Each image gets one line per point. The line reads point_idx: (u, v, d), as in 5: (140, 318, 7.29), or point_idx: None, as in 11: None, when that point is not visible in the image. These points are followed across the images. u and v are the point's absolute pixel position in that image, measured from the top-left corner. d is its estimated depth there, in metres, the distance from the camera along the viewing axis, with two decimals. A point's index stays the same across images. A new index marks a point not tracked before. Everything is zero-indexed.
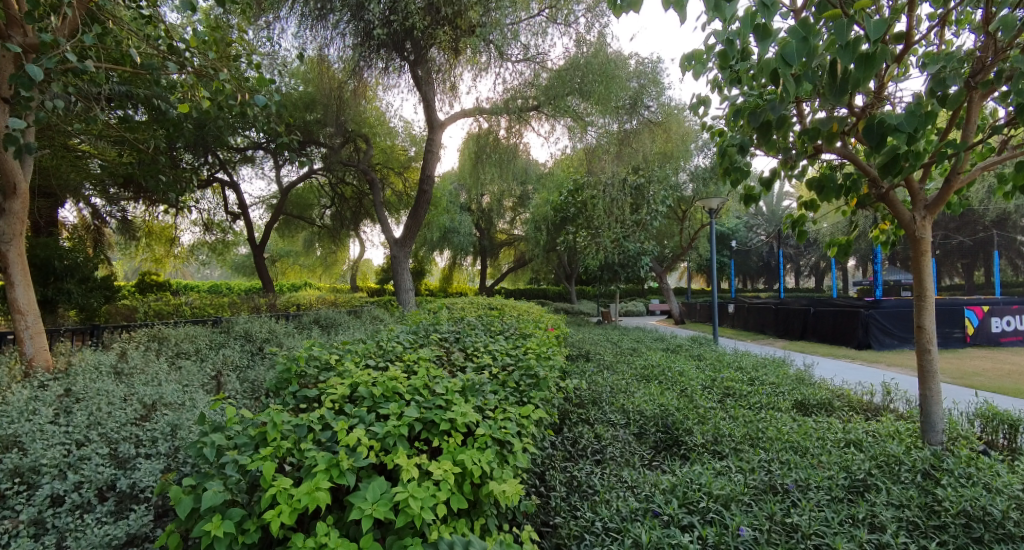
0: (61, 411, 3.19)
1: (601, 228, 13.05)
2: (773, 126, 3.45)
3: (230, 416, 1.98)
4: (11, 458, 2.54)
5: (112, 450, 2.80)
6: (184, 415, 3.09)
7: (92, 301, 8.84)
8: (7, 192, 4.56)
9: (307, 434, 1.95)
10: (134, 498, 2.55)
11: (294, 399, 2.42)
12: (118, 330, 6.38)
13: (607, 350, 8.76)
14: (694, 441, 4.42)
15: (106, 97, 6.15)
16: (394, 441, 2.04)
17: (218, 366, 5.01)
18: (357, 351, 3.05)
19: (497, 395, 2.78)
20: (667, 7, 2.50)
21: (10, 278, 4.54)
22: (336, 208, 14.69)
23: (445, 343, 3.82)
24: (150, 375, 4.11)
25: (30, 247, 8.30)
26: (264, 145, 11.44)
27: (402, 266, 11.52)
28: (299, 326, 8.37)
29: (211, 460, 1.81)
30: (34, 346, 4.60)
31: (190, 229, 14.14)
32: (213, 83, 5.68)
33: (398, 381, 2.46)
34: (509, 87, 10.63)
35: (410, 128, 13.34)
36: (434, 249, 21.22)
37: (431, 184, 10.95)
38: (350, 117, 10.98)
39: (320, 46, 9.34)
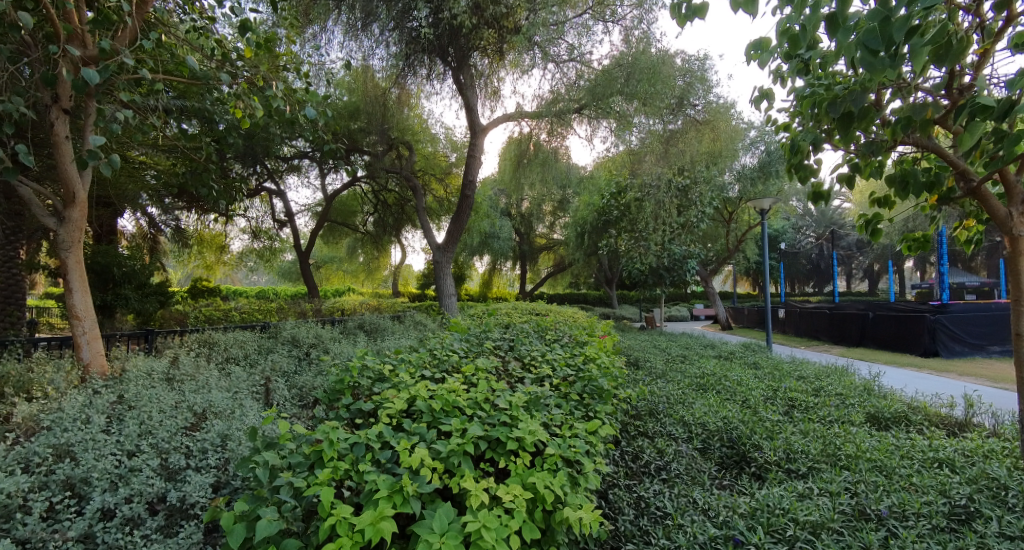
0: (113, 419, 3.15)
1: (645, 231, 12.64)
2: (853, 118, 3.01)
3: (283, 433, 1.84)
4: (64, 468, 2.49)
5: (162, 462, 2.72)
6: (235, 426, 3.00)
7: (148, 306, 9.09)
8: (67, 200, 4.65)
9: (364, 453, 1.79)
10: (184, 513, 2.45)
11: (348, 413, 2.26)
12: (171, 335, 6.45)
13: (658, 358, 8.40)
14: (765, 458, 4.08)
15: (163, 111, 6.29)
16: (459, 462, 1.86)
17: (267, 372, 4.97)
18: (412, 361, 2.88)
19: (562, 410, 2.58)
20: (734, 8, 2.32)
21: (68, 284, 4.59)
22: (379, 215, 14.78)
23: (500, 353, 3.60)
24: (200, 382, 4.07)
25: (92, 255, 8.60)
26: (310, 154, 11.67)
27: (444, 271, 11.41)
28: (345, 331, 8.37)
29: (263, 482, 1.66)
30: (90, 352, 4.64)
31: (239, 236, 14.52)
32: (266, 91, 5.60)
33: (459, 395, 2.29)
34: (553, 91, 10.42)
35: (451, 134, 13.28)
36: (474, 254, 21.19)
37: (474, 190, 10.84)
38: (394, 124, 10.99)
39: (363, 56, 9.31)
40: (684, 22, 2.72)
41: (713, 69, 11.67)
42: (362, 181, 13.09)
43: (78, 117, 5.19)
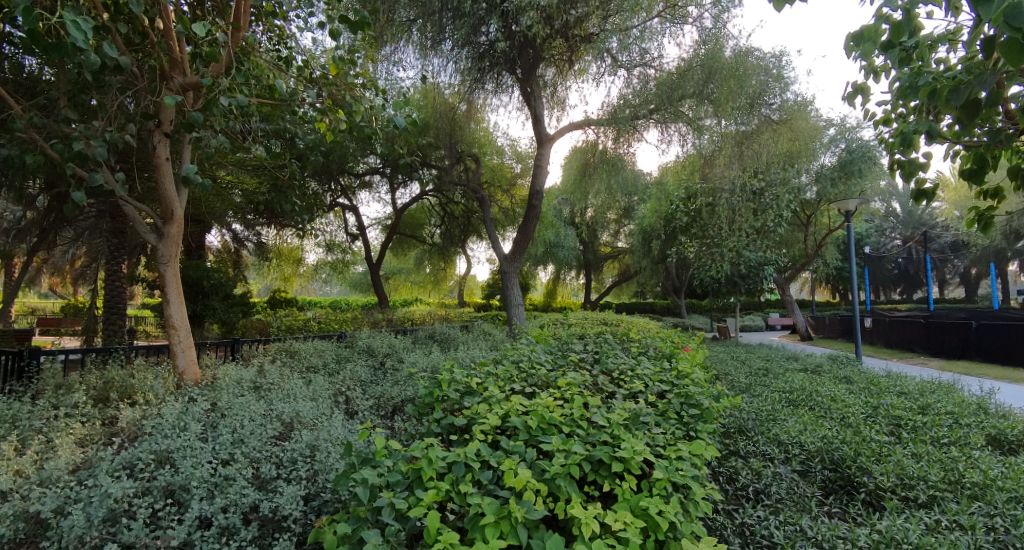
0: (208, 426, 3.25)
1: (719, 238, 12.10)
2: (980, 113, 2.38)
3: (379, 450, 2.17)
4: (165, 475, 2.56)
5: (254, 471, 2.77)
6: (323, 437, 3.04)
7: (233, 315, 9.58)
8: (166, 217, 4.94)
9: (466, 472, 2.08)
10: (277, 524, 2.48)
11: (440, 427, 2.63)
12: (256, 344, 6.72)
13: (739, 371, 7.90)
14: (876, 483, 3.65)
15: (250, 134, 6.65)
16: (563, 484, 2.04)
17: (346, 380, 5.05)
18: (500, 374, 3.26)
19: (662, 428, 2.69)
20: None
21: (166, 295, 4.85)
22: (445, 227, 14.99)
23: (585, 364, 3.89)
24: (287, 391, 4.17)
25: (185, 269, 9.19)
26: (381, 170, 12.04)
27: (511, 281, 11.33)
28: (417, 341, 8.45)
29: (367, 501, 1.94)
30: (185, 360, 4.86)
31: (314, 250, 15.16)
32: (347, 108, 5.70)
33: (554, 411, 2.56)
34: (620, 97, 10.08)
35: (516, 145, 13.29)
36: (539, 264, 21.08)
37: (541, 199, 10.73)
38: (462, 138, 11.22)
39: (432, 74, 9.45)
40: (781, 6, 2.40)
41: (791, 65, 10.99)
42: (430, 194, 13.36)
43: (177, 141, 5.54)
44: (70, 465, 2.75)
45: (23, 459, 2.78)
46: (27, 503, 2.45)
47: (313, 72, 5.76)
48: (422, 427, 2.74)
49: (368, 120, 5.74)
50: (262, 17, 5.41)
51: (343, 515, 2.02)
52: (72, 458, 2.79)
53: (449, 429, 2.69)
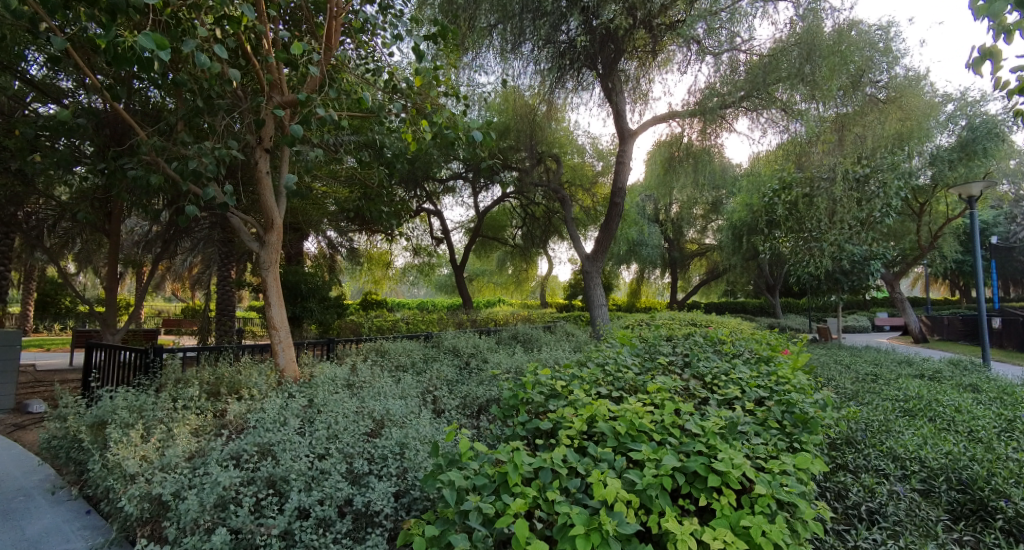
0: (306, 421, 3.44)
1: (817, 230, 10.76)
2: None
3: (464, 452, 2.21)
4: (267, 467, 2.73)
5: (348, 466, 2.88)
6: (412, 434, 3.11)
7: (328, 316, 10.16)
8: (268, 226, 5.31)
9: (553, 479, 2.12)
10: (369, 519, 2.56)
11: (525, 430, 2.63)
12: (349, 344, 7.07)
13: (845, 375, 7.24)
14: (1017, 509, 3.15)
15: (342, 146, 7.02)
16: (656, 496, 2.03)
17: (433, 379, 5.18)
18: (585, 377, 3.21)
19: (764, 439, 2.53)
20: None
21: (268, 298, 5.22)
22: (527, 228, 15.06)
23: (674, 368, 3.75)
24: (377, 389, 4.34)
25: (286, 273, 9.89)
26: (464, 174, 12.32)
27: (594, 281, 11.13)
28: (501, 341, 8.54)
29: (454, 504, 1.99)
30: (286, 358, 5.19)
31: (402, 253, 15.79)
32: (430, 116, 5.83)
33: (644, 417, 2.49)
34: (706, 86, 9.59)
35: (596, 142, 13.06)
36: (621, 263, 20.60)
37: (623, 197, 10.46)
38: (542, 138, 11.19)
39: (512, 76, 9.50)
40: None
41: (901, 37, 9.97)
42: (510, 196, 13.47)
43: (277, 156, 5.96)
44: (186, 453, 3.01)
45: (148, 446, 3.09)
46: (151, 486, 2.71)
47: (400, 84, 5.94)
48: (508, 429, 2.76)
49: (450, 126, 5.85)
50: (351, 34, 5.66)
51: (431, 516, 2.07)
52: (188, 446, 3.06)
53: (535, 433, 2.69)
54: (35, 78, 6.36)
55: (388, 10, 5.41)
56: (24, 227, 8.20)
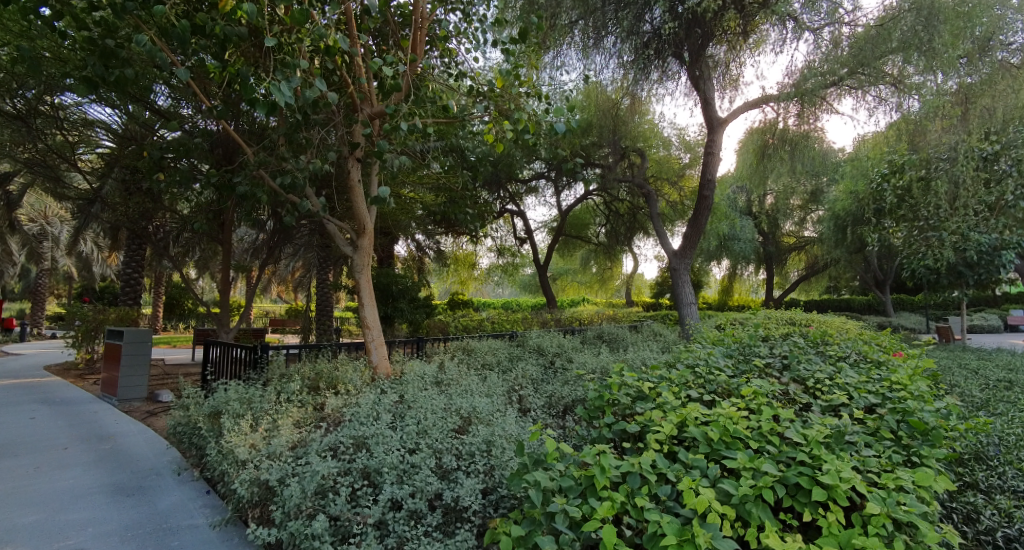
0: (397, 416, 3.58)
1: (934, 218, 9.16)
2: None
3: (550, 453, 2.19)
4: (362, 459, 2.87)
5: (437, 461, 2.96)
6: (498, 432, 3.14)
7: (418, 316, 10.57)
8: (360, 231, 5.60)
9: (640, 485, 2.06)
10: (458, 514, 2.62)
11: (611, 432, 2.57)
12: (437, 342, 7.29)
13: (981, 382, 6.39)
14: None
15: (428, 152, 7.26)
16: (752, 508, 1.92)
17: (518, 378, 5.20)
18: (674, 379, 3.08)
19: (876, 451, 2.31)
20: None
21: (361, 299, 5.49)
22: (611, 226, 14.78)
23: (772, 371, 3.51)
24: (464, 387, 4.43)
25: (378, 275, 10.40)
26: (547, 174, 12.33)
27: (683, 279, 10.69)
28: (585, 341, 8.44)
29: (540, 504, 1.98)
30: (378, 355, 5.43)
31: (487, 254, 16.08)
32: (511, 117, 5.85)
33: (739, 423, 2.37)
34: (804, 66, 8.89)
35: (684, 134, 12.54)
36: (712, 259, 19.65)
37: (712, 189, 9.96)
38: (625, 132, 10.76)
39: (594, 72, 9.34)
40: None
41: None
42: (594, 194, 13.30)
43: (367, 164, 6.27)
44: (290, 443, 3.24)
45: (256, 435, 3.36)
46: (260, 472, 2.93)
47: (483, 88, 5.98)
48: (594, 431, 2.72)
49: (531, 126, 5.85)
50: (435, 43, 5.81)
51: (517, 515, 2.07)
52: (292, 437, 3.29)
53: (622, 436, 2.63)
54: (162, 107, 7.14)
55: (470, 16, 5.50)
56: (156, 239, 9.24)
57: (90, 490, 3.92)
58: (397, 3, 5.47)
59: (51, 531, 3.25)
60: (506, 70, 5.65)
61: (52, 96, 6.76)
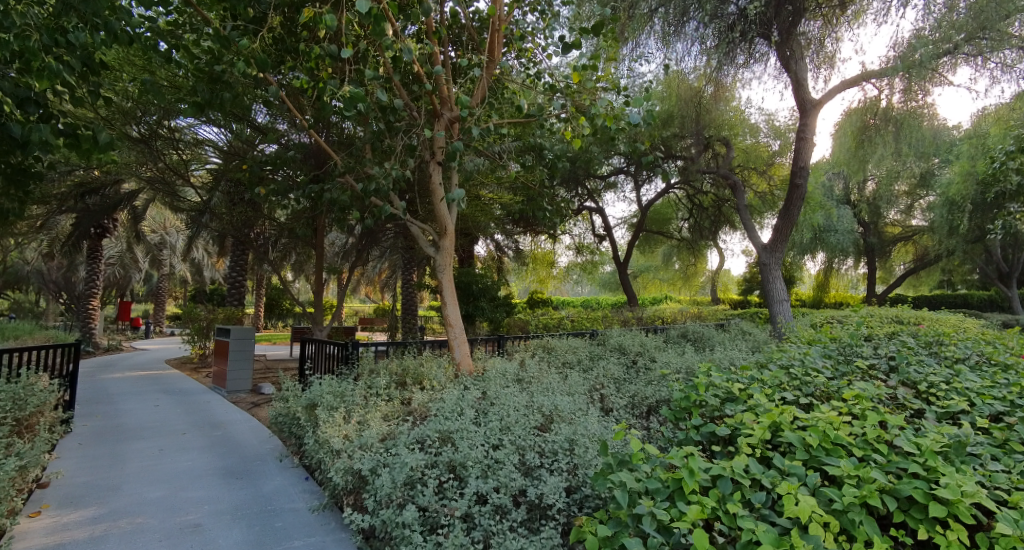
0: (480, 412, 3.66)
1: None
2: None
3: (635, 454, 2.16)
4: (448, 453, 2.95)
5: (520, 457, 2.99)
6: (580, 430, 3.12)
7: (498, 314, 10.73)
8: (441, 232, 5.76)
9: (733, 491, 1.98)
10: (543, 511, 2.63)
11: (699, 434, 2.49)
12: (517, 340, 7.36)
13: None
14: None
15: (505, 152, 7.32)
16: (858, 522, 1.79)
17: (600, 377, 5.13)
18: (766, 381, 2.92)
19: (1006, 465, 2.06)
20: None
21: (443, 297, 5.64)
22: (694, 220, 14.22)
23: (878, 373, 3.24)
24: (545, 384, 4.45)
25: (459, 275, 10.66)
26: (625, 168, 12.09)
27: (773, 274, 10.07)
28: (669, 340, 8.16)
29: (625, 505, 1.95)
30: (461, 352, 5.54)
31: (565, 252, 16.00)
32: (589, 112, 5.79)
33: (841, 429, 2.21)
34: (913, 36, 8.00)
35: (773, 119, 11.83)
36: (805, 253, 18.38)
37: (806, 177, 9.30)
38: (709, 122, 10.29)
39: (675, 61, 9.01)
40: None
41: None
42: (675, 187, 12.86)
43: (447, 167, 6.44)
44: (380, 435, 3.40)
45: (350, 427, 3.55)
46: (353, 461, 3.10)
47: (559, 85, 5.92)
48: (680, 433, 2.65)
49: (610, 120, 5.74)
50: (510, 44, 5.84)
51: (603, 515, 2.05)
52: (382, 429, 3.45)
53: (710, 438, 2.54)
54: (261, 123, 7.72)
55: (547, 13, 5.50)
56: (257, 244, 10.01)
57: (205, 471, 4.34)
58: (474, 7, 5.56)
59: (174, 507, 3.62)
60: (582, 65, 5.56)
61: (170, 120, 7.51)
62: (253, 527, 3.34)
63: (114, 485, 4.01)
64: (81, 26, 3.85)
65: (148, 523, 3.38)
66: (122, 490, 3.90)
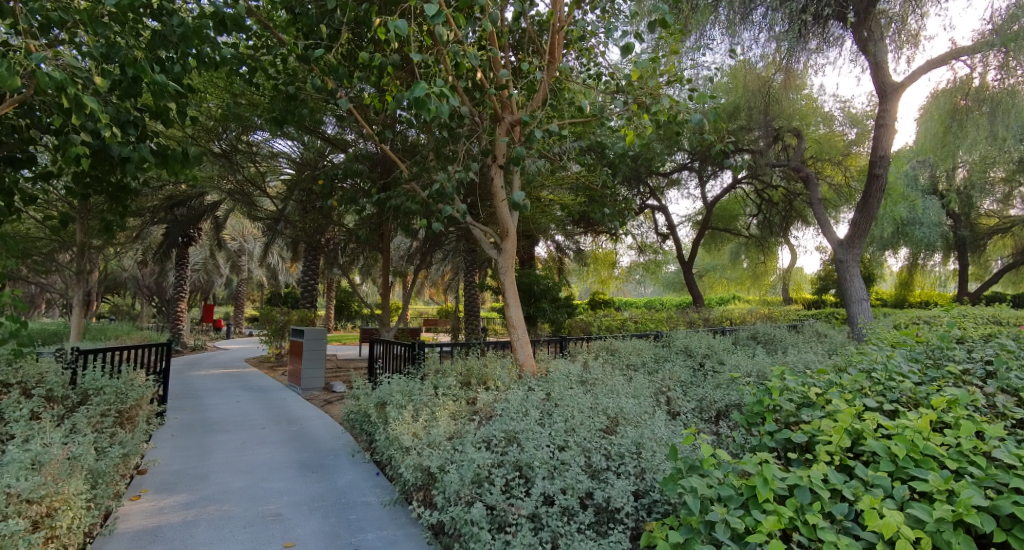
0: (544, 413, 3.68)
1: None
2: None
3: (706, 459, 2.10)
4: (514, 453, 2.98)
5: (586, 459, 2.98)
6: (647, 434, 3.08)
7: (559, 315, 10.73)
8: (503, 234, 5.82)
9: (811, 501, 1.90)
10: (610, 514, 2.62)
11: (773, 440, 2.40)
12: (580, 342, 7.34)
13: None
14: None
15: (566, 153, 7.31)
16: (953, 540, 1.67)
17: (666, 379, 5.02)
18: (845, 385, 2.77)
19: None
20: None
21: (506, 299, 5.71)
22: (763, 216, 13.63)
23: (973, 380, 3.01)
24: (610, 386, 4.40)
25: (520, 276, 10.73)
26: (689, 165, 11.78)
27: (851, 272, 9.48)
28: (738, 342, 7.88)
29: (696, 512, 1.91)
30: (524, 353, 5.58)
31: (627, 252, 15.74)
32: (652, 109, 5.67)
33: (931, 439, 2.07)
34: (1011, 8, 7.32)
35: (849, 107, 11.20)
36: (886, 249, 17.21)
37: (887, 167, 8.72)
38: (779, 112, 9.87)
39: (742, 50, 8.71)
40: None
41: None
42: (742, 182, 12.38)
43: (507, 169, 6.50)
44: (447, 433, 3.49)
45: (418, 425, 3.67)
46: (422, 458, 3.20)
47: (620, 82, 5.83)
48: (753, 439, 2.56)
49: (673, 115, 5.61)
50: (570, 44, 5.83)
51: (673, 520, 2.01)
52: (449, 428, 3.54)
53: (786, 445, 2.45)
54: (331, 135, 8.08)
55: (607, 11, 5.44)
56: (328, 249, 10.49)
57: (284, 464, 4.61)
58: (534, 11, 5.63)
59: (257, 496, 3.87)
60: (644, 60, 5.46)
61: (248, 136, 8.00)
62: (329, 518, 3.52)
63: (203, 473, 4.34)
64: (173, 53, 4.20)
65: (235, 510, 3.63)
66: (210, 479, 4.21)
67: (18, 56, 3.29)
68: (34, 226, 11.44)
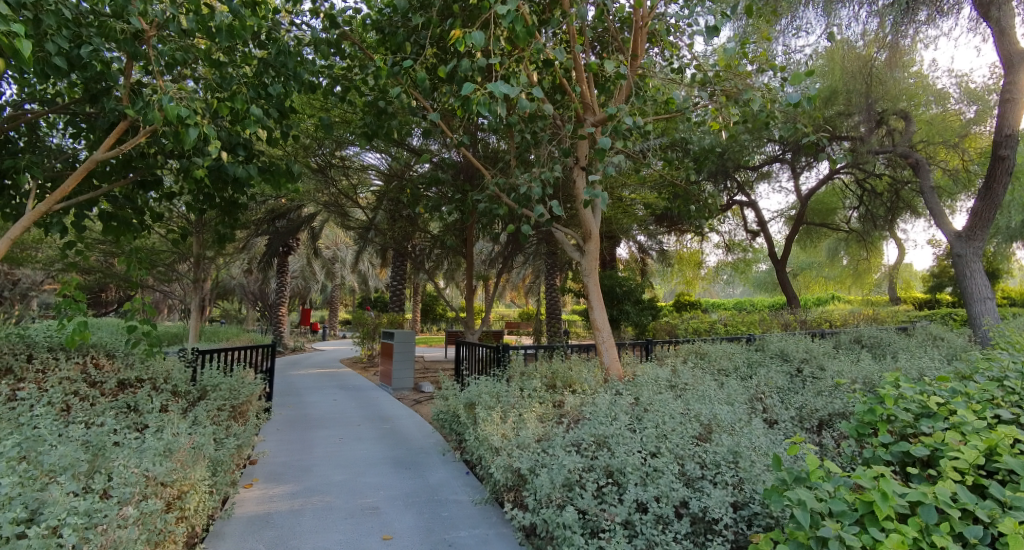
0: (633, 418, 3.63)
1: None
2: None
3: (814, 471, 1.99)
4: (605, 458, 2.97)
5: (680, 467, 2.91)
6: (744, 443, 2.96)
7: (644, 318, 10.49)
8: (585, 236, 5.79)
9: (938, 520, 1.75)
10: (708, 526, 2.54)
11: (890, 453, 2.23)
12: (667, 345, 7.15)
13: None
14: None
15: (648, 151, 7.15)
16: None
17: (762, 385, 4.77)
18: (974, 395, 2.51)
19: None
20: None
21: (590, 301, 5.66)
22: (866, 208, 12.59)
23: None
24: (701, 391, 4.26)
25: (602, 278, 10.61)
26: (781, 156, 11.12)
27: (972, 267, 8.54)
28: (842, 345, 7.33)
29: (805, 526, 1.81)
30: (609, 357, 5.51)
31: (713, 251, 15.07)
32: (741, 99, 5.42)
33: None
34: None
35: (968, 81, 10.11)
36: (1016, 239, 15.31)
37: (1016, 148, 7.75)
38: (883, 94, 9.08)
39: (838, 29, 8.14)
40: None
41: None
42: (841, 172, 11.50)
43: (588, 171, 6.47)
44: (535, 435, 3.54)
45: (507, 426, 3.74)
46: (512, 459, 3.25)
47: (706, 74, 5.62)
48: (865, 451, 2.40)
49: (763, 105, 5.33)
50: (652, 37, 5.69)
51: (779, 533, 1.92)
52: (537, 430, 3.58)
53: (904, 459, 2.26)
54: (416, 145, 8.40)
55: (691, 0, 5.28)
56: (414, 255, 10.91)
57: (379, 460, 4.87)
58: (614, 8, 5.56)
59: (357, 490, 4.11)
60: (731, 49, 5.22)
61: (340, 150, 8.50)
62: (423, 514, 3.67)
63: (307, 466, 4.68)
64: (276, 77, 4.54)
65: (338, 502, 3.88)
66: (313, 471, 4.53)
67: (152, 90, 3.71)
68: (159, 240, 12.78)
